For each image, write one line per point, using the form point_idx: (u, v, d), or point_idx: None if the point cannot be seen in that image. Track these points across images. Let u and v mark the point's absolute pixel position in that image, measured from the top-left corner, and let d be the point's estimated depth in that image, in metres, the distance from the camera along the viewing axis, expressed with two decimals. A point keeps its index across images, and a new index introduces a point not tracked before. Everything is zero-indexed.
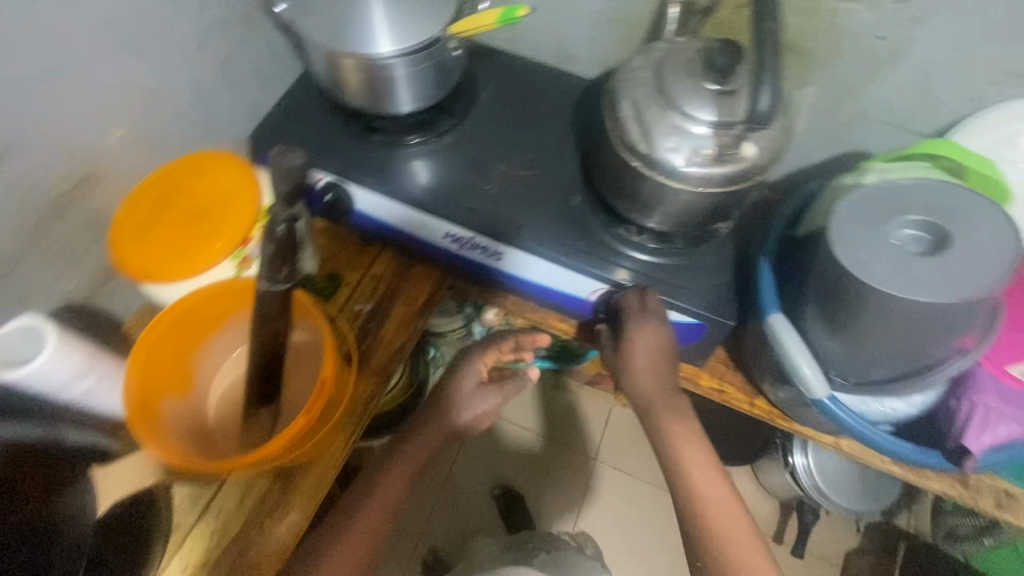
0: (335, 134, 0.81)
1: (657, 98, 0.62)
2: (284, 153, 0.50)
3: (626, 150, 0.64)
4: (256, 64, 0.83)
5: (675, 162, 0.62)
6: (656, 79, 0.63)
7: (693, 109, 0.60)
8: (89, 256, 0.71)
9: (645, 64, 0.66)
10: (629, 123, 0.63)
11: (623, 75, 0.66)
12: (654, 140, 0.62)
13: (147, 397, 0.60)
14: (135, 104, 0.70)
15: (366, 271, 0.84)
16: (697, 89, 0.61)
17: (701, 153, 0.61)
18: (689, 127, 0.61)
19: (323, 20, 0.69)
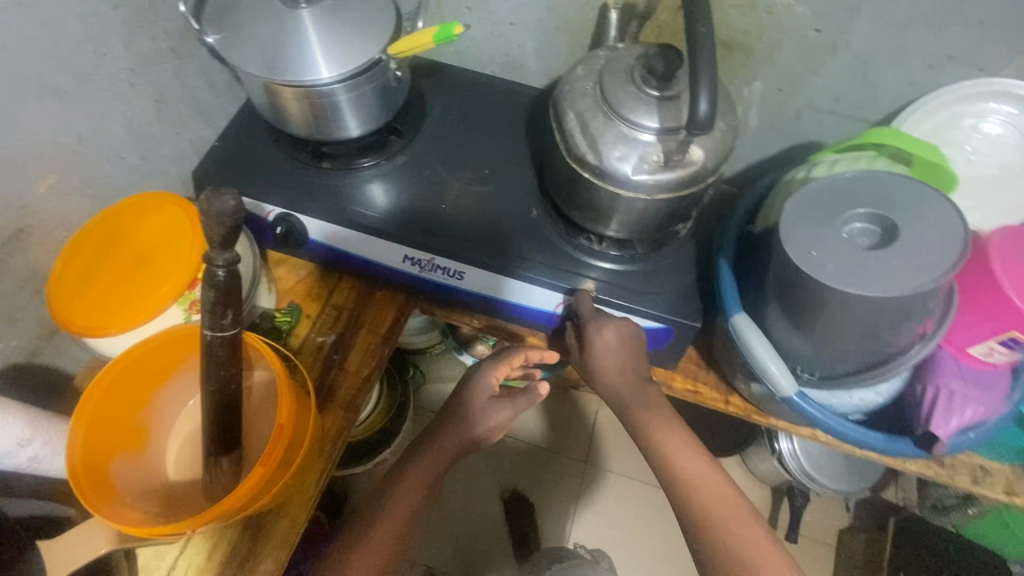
0: (282, 164, 0.79)
1: (602, 108, 0.62)
2: (215, 195, 0.47)
3: (576, 160, 0.63)
4: (194, 98, 0.81)
5: (625, 171, 0.61)
6: (600, 88, 0.63)
7: (637, 117, 0.60)
8: (28, 313, 0.68)
9: (588, 73, 0.65)
10: (576, 133, 0.63)
11: (567, 85, 0.65)
12: (601, 149, 0.61)
13: (94, 461, 0.58)
14: (65, 149, 0.66)
15: (325, 302, 0.82)
16: (640, 95, 0.60)
17: (649, 160, 0.60)
18: (636, 135, 0.60)
19: (255, 50, 0.67)
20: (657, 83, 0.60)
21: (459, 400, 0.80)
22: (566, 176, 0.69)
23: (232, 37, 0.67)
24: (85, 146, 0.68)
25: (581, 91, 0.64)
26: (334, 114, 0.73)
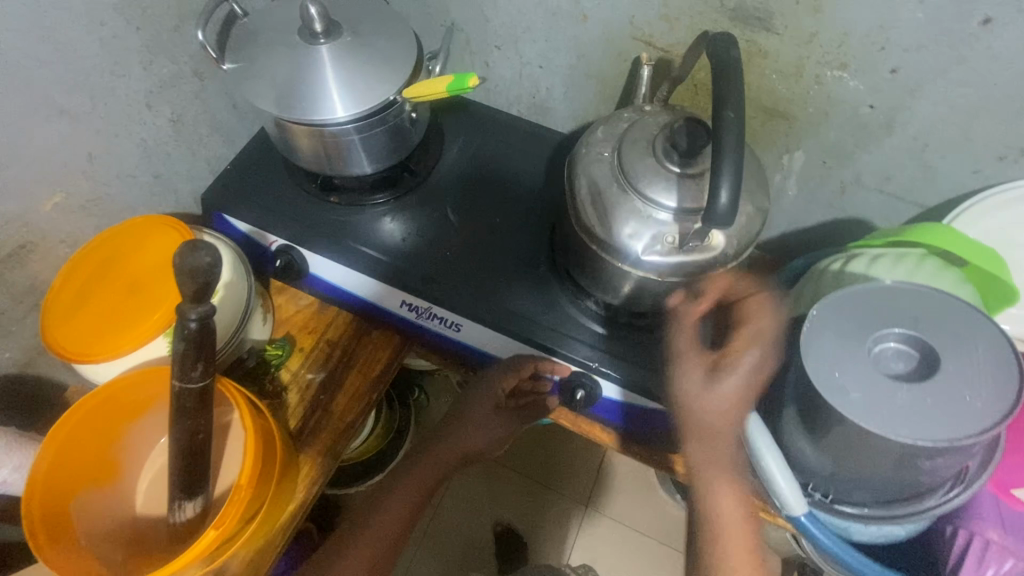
0: (292, 194, 0.78)
1: (616, 178, 0.57)
2: (192, 249, 0.45)
3: (585, 231, 0.59)
4: (213, 119, 0.80)
5: (634, 250, 0.56)
6: (617, 156, 0.58)
7: (654, 193, 0.55)
8: (24, 326, 0.68)
9: (608, 136, 0.60)
10: (587, 203, 0.58)
11: (584, 147, 0.61)
12: (612, 225, 0.56)
13: (57, 497, 0.57)
14: (74, 169, 0.66)
15: (319, 336, 0.79)
16: (658, 170, 0.55)
17: (664, 240, 0.55)
18: (652, 212, 0.55)
19: (268, 84, 0.65)
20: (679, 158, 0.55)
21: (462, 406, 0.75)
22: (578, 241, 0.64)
23: (247, 70, 0.66)
24: (94, 166, 0.68)
25: (597, 157, 0.59)
26: (348, 151, 0.71)
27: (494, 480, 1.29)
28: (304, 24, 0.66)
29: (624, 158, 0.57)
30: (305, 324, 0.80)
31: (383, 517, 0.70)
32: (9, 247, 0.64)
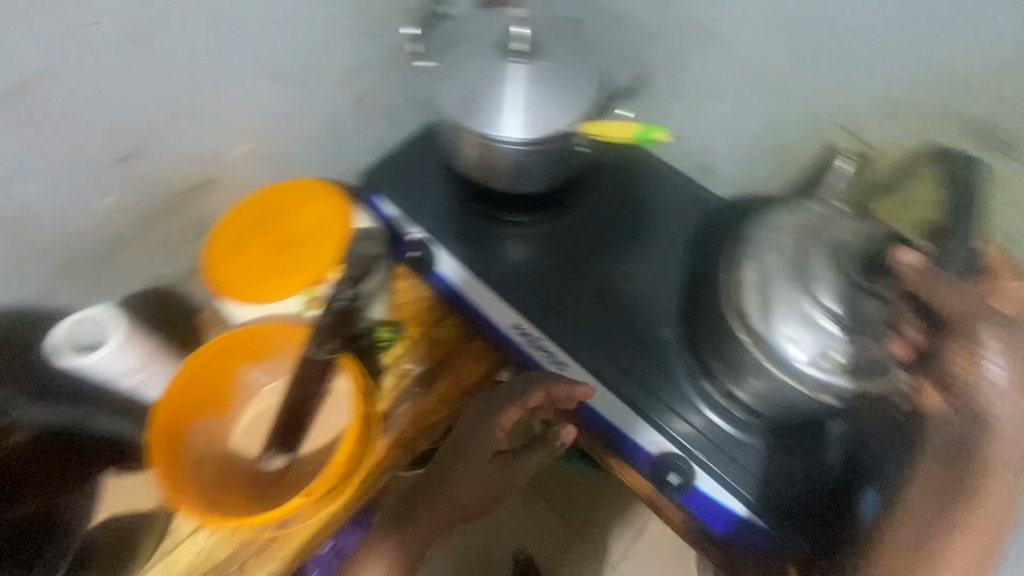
0: (442, 192, 0.80)
1: (790, 277, 0.57)
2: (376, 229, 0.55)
3: (736, 319, 0.59)
4: (390, 104, 0.84)
5: (792, 355, 0.55)
6: (795, 256, 0.58)
7: (824, 298, 0.55)
8: (185, 252, 0.75)
9: (791, 234, 0.60)
10: (750, 292, 0.58)
11: (758, 236, 0.61)
12: (774, 323, 0.56)
13: (180, 414, 0.64)
14: (269, 125, 0.72)
15: (426, 332, 0.81)
16: (841, 286, 0.55)
17: (828, 356, 0.54)
18: (820, 322, 0.54)
19: (458, 90, 0.67)
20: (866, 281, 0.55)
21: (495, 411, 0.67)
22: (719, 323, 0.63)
23: (444, 70, 0.68)
24: (286, 123, 0.74)
25: (772, 251, 0.59)
26: (503, 168, 0.71)
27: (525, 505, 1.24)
28: (507, 39, 0.68)
29: (802, 264, 0.57)
30: (414, 312, 0.82)
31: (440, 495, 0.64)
32: (199, 179, 0.70)
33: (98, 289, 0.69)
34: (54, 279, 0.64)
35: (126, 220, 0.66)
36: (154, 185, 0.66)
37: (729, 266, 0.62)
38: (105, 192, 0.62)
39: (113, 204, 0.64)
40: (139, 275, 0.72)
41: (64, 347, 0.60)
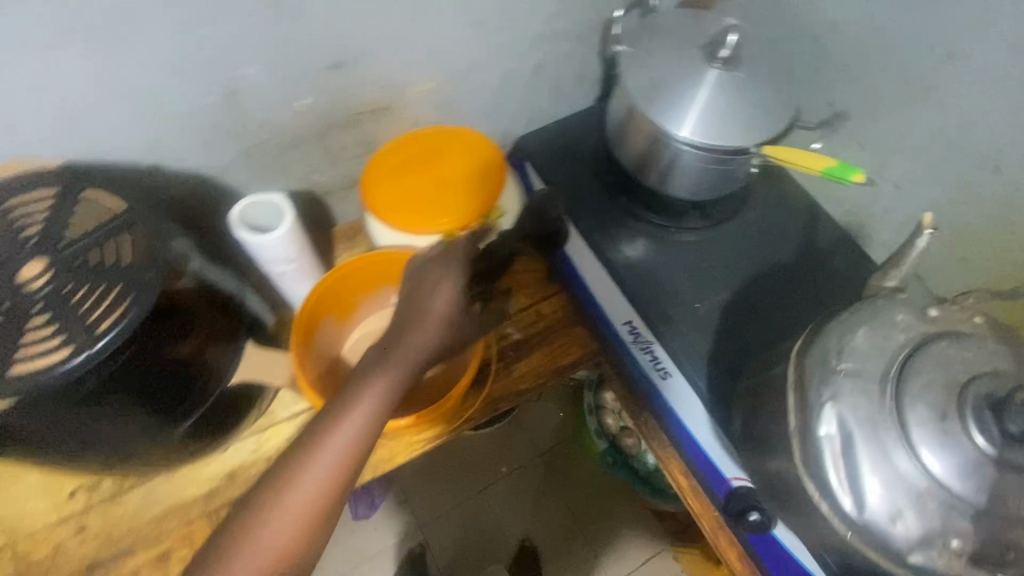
0: (590, 176, 0.82)
1: (887, 431, 0.46)
2: None
3: (819, 479, 0.49)
4: (562, 79, 0.85)
5: (893, 538, 0.46)
6: (903, 397, 0.47)
7: (925, 459, 0.45)
8: (345, 167, 0.79)
9: (892, 361, 0.49)
10: (830, 447, 0.48)
11: (849, 387, 0.48)
12: (875, 493, 0.46)
13: (314, 314, 0.69)
14: (456, 69, 0.75)
15: (534, 303, 0.83)
16: (980, 453, 0.44)
17: (945, 544, 0.45)
18: (932, 493, 0.45)
19: (651, 79, 0.67)
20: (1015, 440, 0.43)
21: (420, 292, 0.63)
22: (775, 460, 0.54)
23: (638, 58, 0.68)
24: (469, 72, 0.76)
25: (867, 396, 0.48)
26: (664, 165, 0.71)
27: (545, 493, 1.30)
28: (711, 43, 0.67)
29: (927, 424, 0.45)
30: (527, 284, 0.84)
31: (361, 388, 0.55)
32: (381, 103, 0.73)
33: (267, 180, 0.74)
34: (237, 161, 0.69)
35: (313, 123, 0.70)
36: (346, 97, 0.70)
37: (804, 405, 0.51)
38: (305, 93, 0.66)
39: (307, 105, 0.68)
40: (302, 177, 0.76)
41: (239, 222, 0.63)
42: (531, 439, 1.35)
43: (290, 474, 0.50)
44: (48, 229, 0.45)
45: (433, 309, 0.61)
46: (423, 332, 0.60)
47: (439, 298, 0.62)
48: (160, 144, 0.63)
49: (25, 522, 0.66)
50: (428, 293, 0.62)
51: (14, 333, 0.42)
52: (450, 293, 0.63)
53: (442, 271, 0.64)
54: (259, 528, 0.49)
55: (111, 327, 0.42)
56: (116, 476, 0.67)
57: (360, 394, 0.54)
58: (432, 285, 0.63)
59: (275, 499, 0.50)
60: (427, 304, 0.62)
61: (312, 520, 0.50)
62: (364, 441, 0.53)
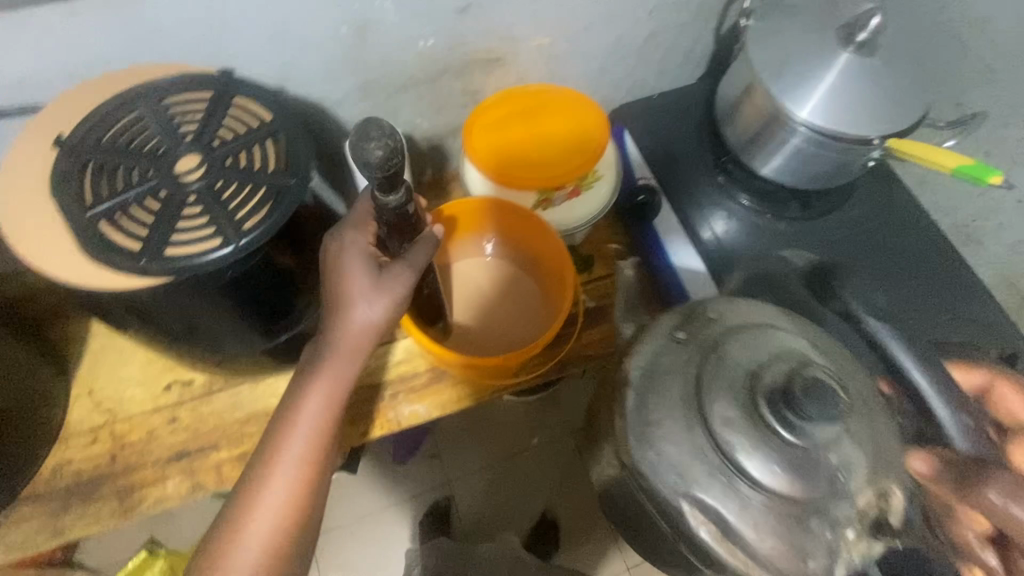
0: (691, 153, 0.81)
1: (728, 481, 0.53)
2: (363, 137, 0.41)
3: (711, 553, 0.54)
4: (673, 52, 0.83)
5: (769, 553, 0.52)
6: (710, 475, 0.53)
7: (749, 470, 0.52)
8: (449, 114, 0.80)
9: (697, 459, 0.54)
10: (704, 530, 0.53)
11: (658, 482, 0.55)
12: (748, 550, 0.52)
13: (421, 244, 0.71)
14: (574, 27, 0.74)
15: (613, 273, 0.82)
16: (792, 455, 0.51)
17: (803, 548, 0.52)
18: (779, 518, 0.52)
19: (779, 56, 0.65)
20: (795, 429, 0.50)
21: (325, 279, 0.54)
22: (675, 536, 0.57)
23: (766, 33, 0.66)
24: (585, 32, 0.75)
25: (688, 484, 0.53)
26: (775, 146, 0.69)
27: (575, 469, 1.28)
28: (849, 24, 0.64)
29: (706, 514, 0.53)
30: (608, 252, 0.83)
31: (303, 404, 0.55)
32: (495, 53, 0.74)
33: (375, 116, 0.76)
34: (352, 94, 0.71)
35: (430, 65, 0.71)
36: (466, 42, 0.70)
37: (653, 506, 0.57)
38: (428, 34, 0.67)
39: (427, 47, 0.69)
40: (408, 118, 0.78)
41: None
42: (565, 415, 1.29)
43: (272, 455, 0.54)
44: (203, 129, 0.48)
45: (366, 313, 0.54)
46: (353, 328, 0.54)
47: (365, 274, 0.53)
48: (288, 68, 0.65)
49: (125, 405, 0.72)
50: (351, 273, 0.53)
51: (171, 219, 0.45)
52: (396, 271, 0.53)
53: (365, 224, 0.55)
54: (255, 502, 0.53)
55: (256, 226, 0.45)
56: (210, 375, 0.72)
57: (312, 380, 0.55)
58: (353, 265, 0.53)
59: (264, 483, 0.53)
60: (355, 287, 0.53)
61: (308, 482, 0.54)
62: (330, 414, 0.55)
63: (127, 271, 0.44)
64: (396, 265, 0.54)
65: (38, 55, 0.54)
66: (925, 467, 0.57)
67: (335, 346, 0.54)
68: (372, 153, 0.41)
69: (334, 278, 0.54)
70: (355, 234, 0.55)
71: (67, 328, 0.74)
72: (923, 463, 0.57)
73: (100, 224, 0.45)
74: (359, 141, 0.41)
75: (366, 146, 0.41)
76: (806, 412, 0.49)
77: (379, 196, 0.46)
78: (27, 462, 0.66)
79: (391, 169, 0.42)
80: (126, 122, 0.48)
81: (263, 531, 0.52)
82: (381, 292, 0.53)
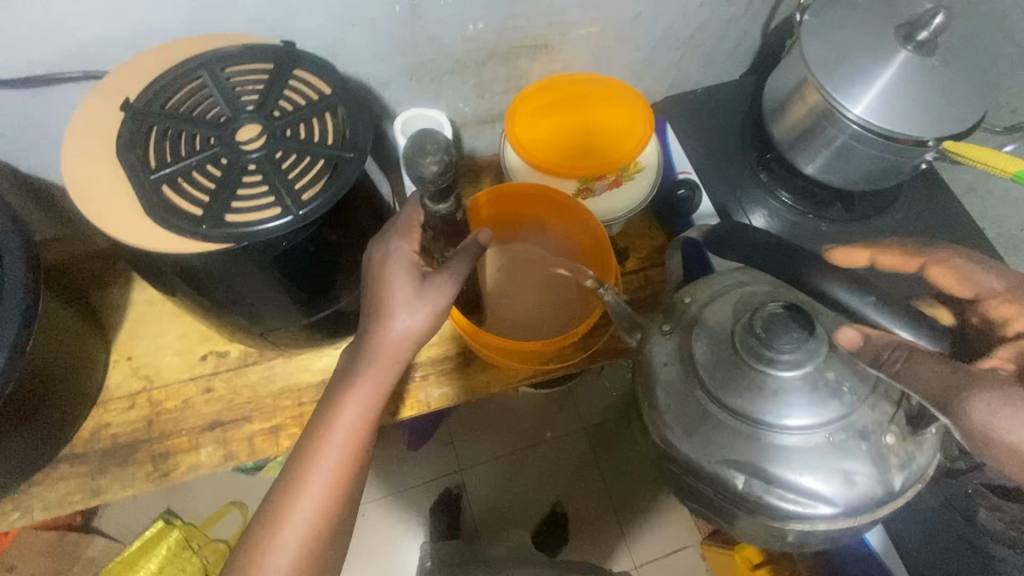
0: (731, 152, 0.81)
1: (755, 430, 0.54)
2: (419, 146, 0.41)
3: (771, 508, 0.54)
4: (719, 46, 0.83)
5: (826, 489, 0.53)
6: (727, 426, 0.55)
7: (778, 419, 0.54)
8: (491, 100, 0.80)
9: (720, 424, 0.56)
10: (753, 487, 0.54)
11: (696, 456, 0.56)
12: (798, 490, 0.53)
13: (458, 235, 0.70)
14: (623, 17, 0.74)
15: (647, 267, 0.81)
16: (792, 388, 0.53)
17: (853, 474, 0.53)
18: (811, 446, 0.53)
19: (834, 53, 0.64)
20: (783, 364, 0.53)
21: (370, 286, 0.52)
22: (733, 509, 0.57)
23: (821, 29, 0.65)
24: (633, 22, 0.75)
25: (718, 449, 0.55)
26: (823, 144, 0.68)
27: (589, 464, 1.27)
28: (909, 23, 0.63)
29: (753, 475, 0.54)
30: (644, 246, 0.82)
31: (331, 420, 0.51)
32: (541, 40, 0.73)
33: (418, 98, 0.76)
34: (398, 75, 0.71)
35: (477, 49, 0.71)
36: (514, 27, 0.70)
37: (711, 484, 0.56)
38: (478, 17, 0.67)
39: (476, 31, 0.69)
40: (450, 102, 0.78)
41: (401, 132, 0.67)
42: (580, 411, 1.30)
43: (305, 466, 0.50)
44: (264, 100, 0.48)
45: (406, 325, 0.51)
46: (392, 337, 0.51)
47: (408, 284, 0.51)
48: (339, 45, 0.65)
49: (161, 373, 0.73)
50: (394, 282, 0.51)
51: (232, 187, 0.45)
52: (438, 282, 0.51)
53: (411, 231, 0.53)
54: (287, 515, 0.49)
55: (314, 198, 0.45)
56: (245, 347, 0.73)
57: (352, 387, 0.51)
58: (396, 274, 0.51)
59: (294, 498, 0.49)
60: (396, 296, 0.51)
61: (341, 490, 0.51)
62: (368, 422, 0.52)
63: (185, 236, 0.45)
64: (438, 275, 0.51)
65: (100, 20, 0.55)
66: (859, 340, 0.48)
67: (373, 355, 0.51)
68: (427, 167, 0.42)
69: (375, 288, 0.51)
70: (401, 241, 0.52)
71: (108, 295, 0.75)
72: (854, 336, 0.48)
73: (163, 187, 0.46)
74: (414, 156, 0.42)
75: (422, 160, 0.42)
76: (783, 343, 0.53)
77: (428, 205, 0.47)
78: (67, 423, 0.67)
79: (444, 182, 0.43)
80: (189, 90, 0.49)
81: (296, 544, 0.49)
82: (423, 303, 0.51)
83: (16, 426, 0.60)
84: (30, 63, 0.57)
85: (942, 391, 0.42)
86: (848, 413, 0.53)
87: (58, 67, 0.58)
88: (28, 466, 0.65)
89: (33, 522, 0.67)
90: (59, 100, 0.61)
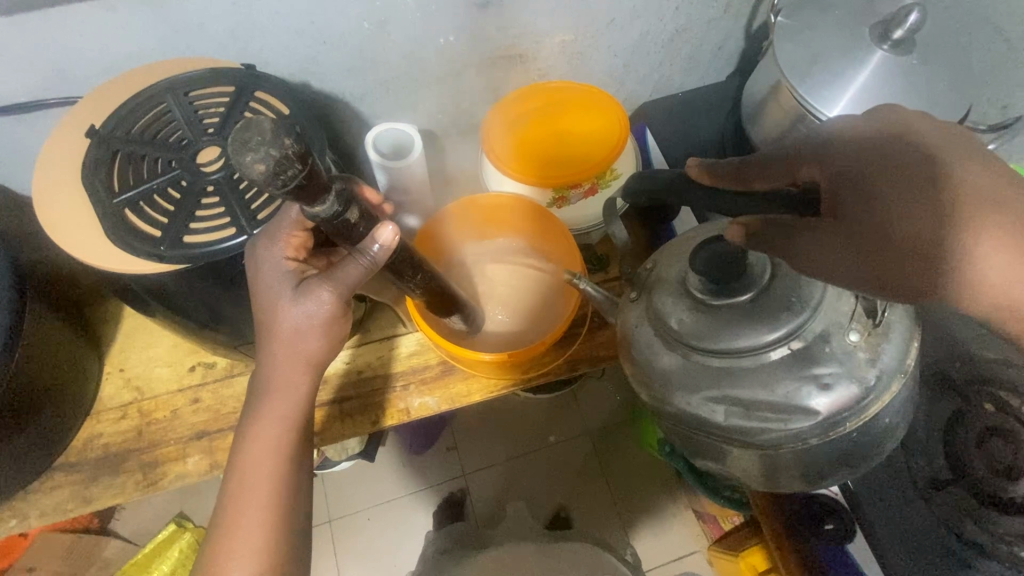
0: None
1: (723, 361, 0.49)
2: (247, 126, 0.33)
3: (757, 434, 0.49)
4: (702, 48, 0.81)
5: (813, 400, 0.47)
6: (698, 365, 0.50)
7: (744, 337, 0.48)
8: (470, 109, 0.80)
9: (689, 364, 0.50)
10: (734, 418, 0.49)
11: (677, 404, 0.51)
12: (775, 407, 0.48)
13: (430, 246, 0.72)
14: (597, 24, 0.73)
15: None
16: (749, 311, 0.49)
17: (825, 380, 0.47)
18: (777, 358, 0.48)
19: (806, 53, 0.63)
20: (739, 288, 0.49)
21: (258, 299, 0.53)
22: (717, 444, 0.52)
23: (796, 30, 0.64)
24: (607, 29, 0.74)
25: (699, 389, 0.50)
26: None
27: (588, 466, 1.26)
28: (885, 21, 0.61)
29: (727, 404, 0.49)
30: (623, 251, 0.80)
31: (265, 438, 0.56)
32: (514, 50, 0.73)
33: (395, 111, 0.76)
34: (372, 90, 0.72)
35: (449, 61, 0.72)
36: (485, 38, 0.71)
37: (694, 421, 0.51)
38: (447, 31, 0.68)
39: (447, 44, 0.69)
40: (428, 113, 0.78)
41: (373, 146, 0.68)
42: (583, 416, 1.29)
43: (248, 477, 0.55)
44: (222, 123, 0.54)
45: (294, 326, 0.52)
46: (300, 338, 0.53)
47: (287, 291, 0.52)
48: (311, 63, 0.66)
49: (151, 384, 0.75)
50: (274, 292, 0.52)
51: (192, 208, 0.52)
52: (317, 288, 0.51)
53: (286, 236, 0.51)
54: (239, 522, 0.55)
55: (269, 217, 0.52)
56: (231, 359, 0.74)
57: (279, 402, 0.56)
58: (273, 284, 0.52)
59: (246, 508, 0.55)
60: (279, 303, 0.52)
61: (284, 493, 0.56)
62: (292, 430, 0.57)
63: (146, 256, 0.51)
64: (314, 281, 0.51)
65: (80, 50, 0.57)
66: (744, 234, 0.46)
67: (296, 362, 0.54)
68: (251, 165, 0.32)
69: (263, 305, 0.53)
70: (272, 248, 0.51)
71: (104, 308, 0.78)
72: (738, 229, 0.46)
73: (125, 209, 0.52)
74: (237, 153, 0.32)
75: (245, 158, 0.32)
76: (731, 277, 0.48)
77: (304, 207, 0.38)
78: (61, 434, 0.70)
79: (286, 183, 0.33)
80: (153, 115, 0.55)
81: (257, 541, 0.54)
82: (306, 307, 0.51)
83: (10, 435, 0.62)
84: (16, 90, 0.59)
85: (779, 244, 0.44)
86: (806, 324, 0.48)
87: (44, 94, 0.60)
88: (24, 474, 0.68)
89: (30, 528, 0.70)
90: (46, 124, 0.64)
